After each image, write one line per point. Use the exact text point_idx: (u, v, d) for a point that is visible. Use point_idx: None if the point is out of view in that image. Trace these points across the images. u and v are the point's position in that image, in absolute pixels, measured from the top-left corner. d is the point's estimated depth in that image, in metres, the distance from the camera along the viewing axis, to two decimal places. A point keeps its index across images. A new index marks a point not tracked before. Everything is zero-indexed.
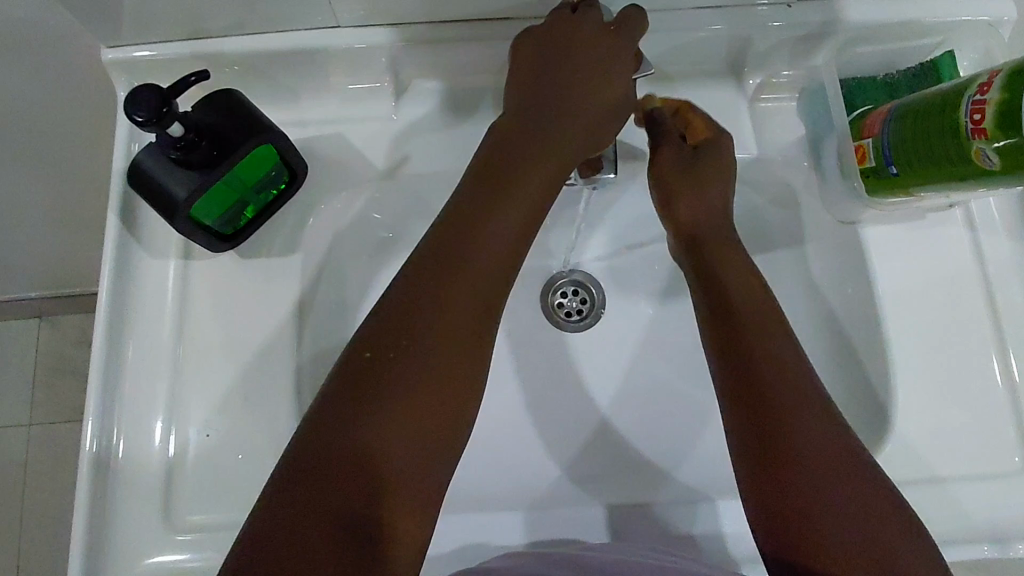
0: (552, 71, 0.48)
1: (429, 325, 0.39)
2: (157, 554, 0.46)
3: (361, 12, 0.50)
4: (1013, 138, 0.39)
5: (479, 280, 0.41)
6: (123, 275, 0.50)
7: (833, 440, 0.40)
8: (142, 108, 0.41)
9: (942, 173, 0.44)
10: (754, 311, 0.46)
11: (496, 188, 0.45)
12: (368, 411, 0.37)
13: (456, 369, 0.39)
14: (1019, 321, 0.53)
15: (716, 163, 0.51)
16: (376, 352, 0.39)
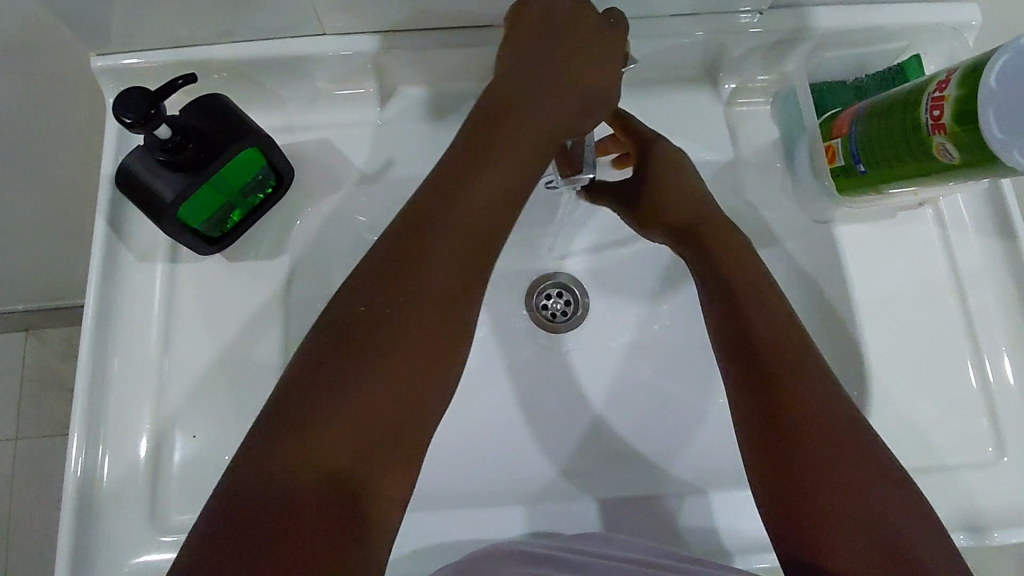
0: (556, 44, 0.45)
1: (412, 285, 0.36)
2: (144, 554, 0.48)
3: (346, 20, 0.51)
4: (973, 133, 0.40)
5: (471, 234, 0.39)
6: (110, 281, 0.51)
7: (848, 441, 0.39)
8: (130, 110, 0.40)
9: (910, 170, 0.45)
10: (762, 307, 0.46)
11: (488, 141, 0.42)
12: (354, 370, 0.34)
13: (440, 332, 0.37)
14: (990, 318, 0.53)
15: (667, 156, 0.53)
16: (370, 305, 0.35)
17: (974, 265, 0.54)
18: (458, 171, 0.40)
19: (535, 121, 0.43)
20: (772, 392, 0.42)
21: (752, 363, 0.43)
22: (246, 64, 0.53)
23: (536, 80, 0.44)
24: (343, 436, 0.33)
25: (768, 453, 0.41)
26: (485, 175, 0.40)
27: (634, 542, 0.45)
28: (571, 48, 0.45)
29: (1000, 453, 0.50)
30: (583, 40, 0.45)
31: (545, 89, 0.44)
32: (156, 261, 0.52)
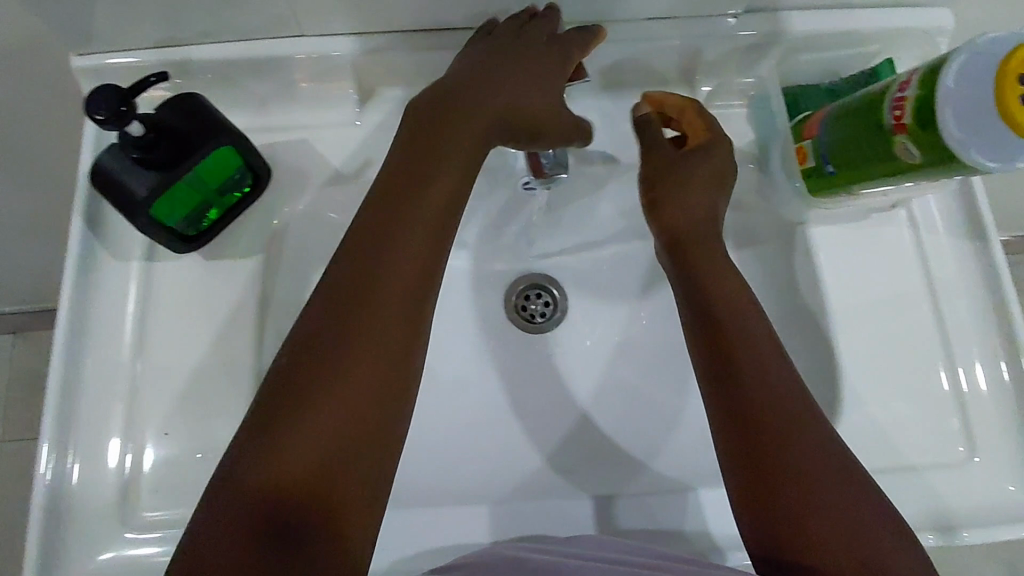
0: (498, 63, 0.47)
1: (370, 314, 0.39)
2: (110, 552, 0.48)
3: (323, 22, 0.52)
4: (931, 133, 0.40)
5: (416, 246, 0.41)
6: (85, 278, 0.51)
7: (802, 448, 0.42)
8: (102, 106, 0.40)
9: (875, 171, 0.45)
10: (749, 326, 0.46)
11: (426, 160, 0.44)
12: (312, 386, 0.37)
13: (395, 342, 0.39)
14: (961, 318, 0.53)
15: (714, 165, 0.51)
16: (320, 329, 0.39)
17: (946, 266, 0.54)
18: (404, 196, 0.42)
19: (474, 134, 0.46)
20: (731, 406, 0.44)
21: (727, 386, 0.44)
22: (224, 65, 0.54)
23: (477, 96, 0.47)
24: (313, 456, 0.36)
25: (740, 468, 0.42)
26: (433, 201, 0.43)
27: (603, 539, 0.46)
28: (516, 65, 0.47)
29: (972, 453, 0.51)
30: (534, 53, 0.48)
31: (487, 102, 0.47)
32: (131, 260, 0.53)
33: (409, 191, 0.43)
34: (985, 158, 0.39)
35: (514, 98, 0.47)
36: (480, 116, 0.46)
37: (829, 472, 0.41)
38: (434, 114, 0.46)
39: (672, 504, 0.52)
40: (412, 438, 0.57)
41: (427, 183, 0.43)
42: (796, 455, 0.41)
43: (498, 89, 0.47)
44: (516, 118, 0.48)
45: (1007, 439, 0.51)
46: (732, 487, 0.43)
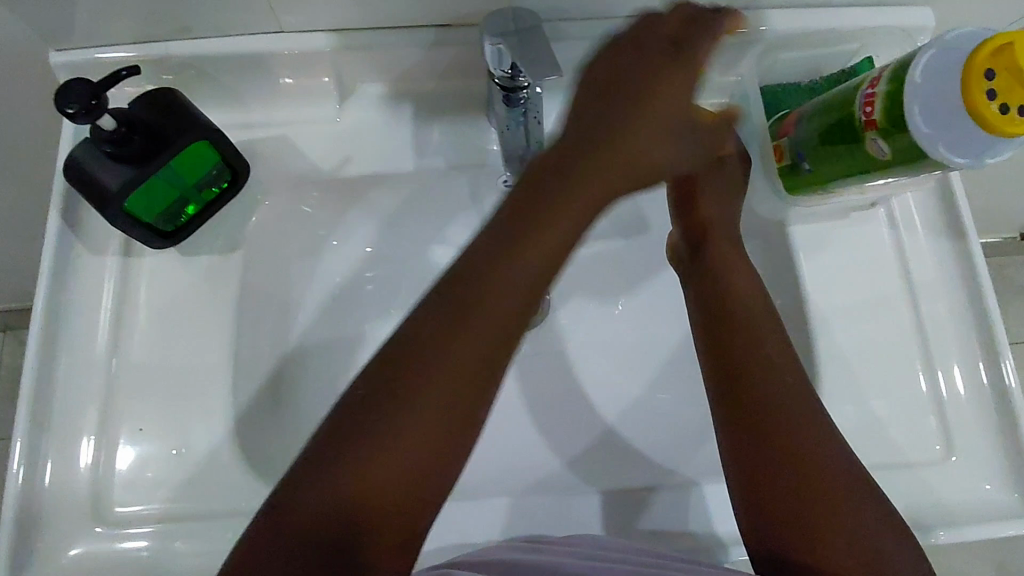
0: (638, 72, 0.43)
1: (451, 345, 0.36)
2: (81, 548, 0.47)
3: (301, 17, 0.52)
4: (900, 129, 0.41)
5: (521, 279, 0.37)
6: (61, 273, 0.51)
7: (838, 480, 0.41)
8: (72, 100, 0.40)
9: (849, 168, 0.45)
10: (765, 343, 0.46)
11: (563, 180, 0.40)
12: (393, 420, 0.35)
13: (476, 385, 0.36)
14: (940, 317, 0.53)
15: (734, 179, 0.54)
16: (406, 353, 0.36)
17: (925, 264, 0.54)
18: (534, 219, 0.38)
19: (614, 155, 0.41)
20: (762, 427, 0.43)
21: (735, 392, 0.45)
22: (202, 60, 0.53)
23: (634, 108, 0.42)
24: (372, 488, 0.34)
25: (756, 484, 0.42)
26: (544, 239, 0.38)
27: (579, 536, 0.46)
28: (654, 77, 0.43)
29: (949, 452, 0.51)
30: (664, 71, 0.43)
31: (632, 118, 0.42)
32: (107, 255, 0.52)
33: (534, 212, 0.39)
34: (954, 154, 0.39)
35: (656, 113, 0.43)
36: (620, 138, 0.42)
37: (851, 503, 0.41)
38: (596, 121, 0.42)
39: (648, 502, 0.52)
40: None
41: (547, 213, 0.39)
42: (833, 488, 0.41)
43: (633, 102, 0.42)
44: (654, 136, 0.43)
45: (983, 438, 0.51)
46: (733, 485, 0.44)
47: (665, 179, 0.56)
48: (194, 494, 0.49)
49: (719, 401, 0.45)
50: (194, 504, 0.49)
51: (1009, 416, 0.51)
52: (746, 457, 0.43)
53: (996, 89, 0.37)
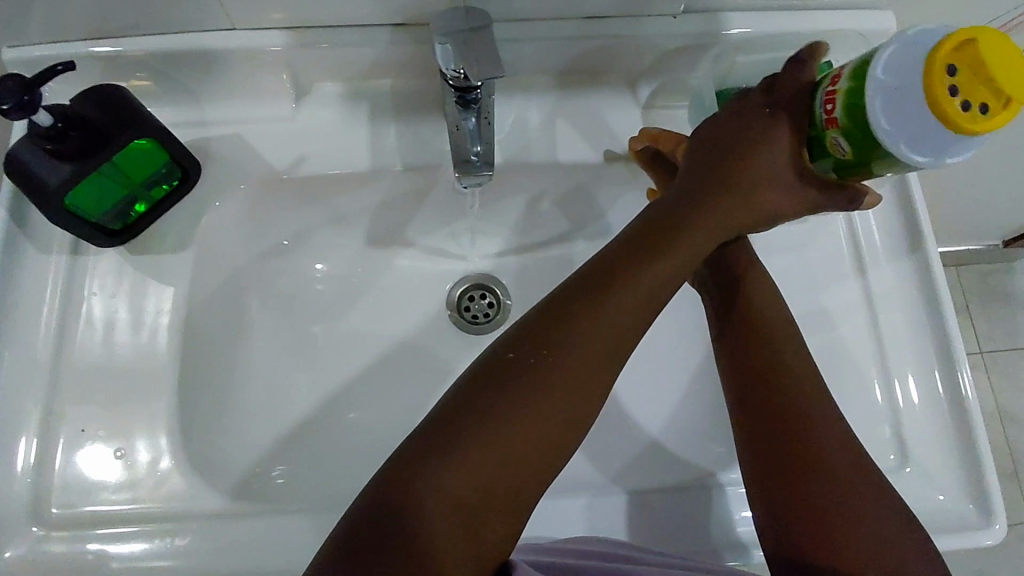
0: (736, 138, 0.46)
1: (552, 371, 0.40)
2: (18, 550, 0.46)
3: (253, 15, 0.51)
4: (856, 129, 0.40)
5: (618, 312, 0.42)
6: (7, 270, 0.51)
7: (855, 484, 0.44)
8: (4, 96, 0.40)
9: (819, 164, 0.45)
10: (787, 349, 0.48)
11: (656, 237, 0.45)
12: (488, 433, 0.39)
13: (569, 409, 0.40)
14: (896, 323, 0.53)
15: (794, 196, 0.46)
16: (507, 368, 0.40)
17: (882, 269, 0.54)
18: (629, 262, 0.44)
19: (689, 207, 0.46)
20: (787, 431, 0.45)
21: (757, 394, 0.47)
22: (153, 57, 0.53)
23: (723, 165, 0.46)
24: (472, 489, 0.38)
25: (775, 485, 0.44)
26: (636, 281, 0.43)
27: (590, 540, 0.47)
28: (745, 139, 0.46)
29: (902, 462, 0.50)
30: (761, 135, 0.46)
31: (736, 180, 0.46)
32: (54, 253, 0.52)
33: (626, 256, 0.44)
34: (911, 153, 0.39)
35: (745, 172, 0.46)
36: (723, 201, 0.46)
37: (866, 508, 0.43)
38: (688, 176, 0.48)
39: (598, 508, 0.51)
40: (343, 438, 0.56)
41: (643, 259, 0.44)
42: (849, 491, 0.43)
43: (744, 157, 0.46)
44: (742, 197, 0.46)
45: (936, 447, 0.51)
46: (752, 486, 0.46)
47: (729, 206, 0.46)
48: (134, 498, 0.48)
49: (741, 402, 0.47)
50: (134, 507, 0.48)
51: (964, 427, 0.51)
52: (773, 457, 0.45)
53: (957, 85, 0.36)
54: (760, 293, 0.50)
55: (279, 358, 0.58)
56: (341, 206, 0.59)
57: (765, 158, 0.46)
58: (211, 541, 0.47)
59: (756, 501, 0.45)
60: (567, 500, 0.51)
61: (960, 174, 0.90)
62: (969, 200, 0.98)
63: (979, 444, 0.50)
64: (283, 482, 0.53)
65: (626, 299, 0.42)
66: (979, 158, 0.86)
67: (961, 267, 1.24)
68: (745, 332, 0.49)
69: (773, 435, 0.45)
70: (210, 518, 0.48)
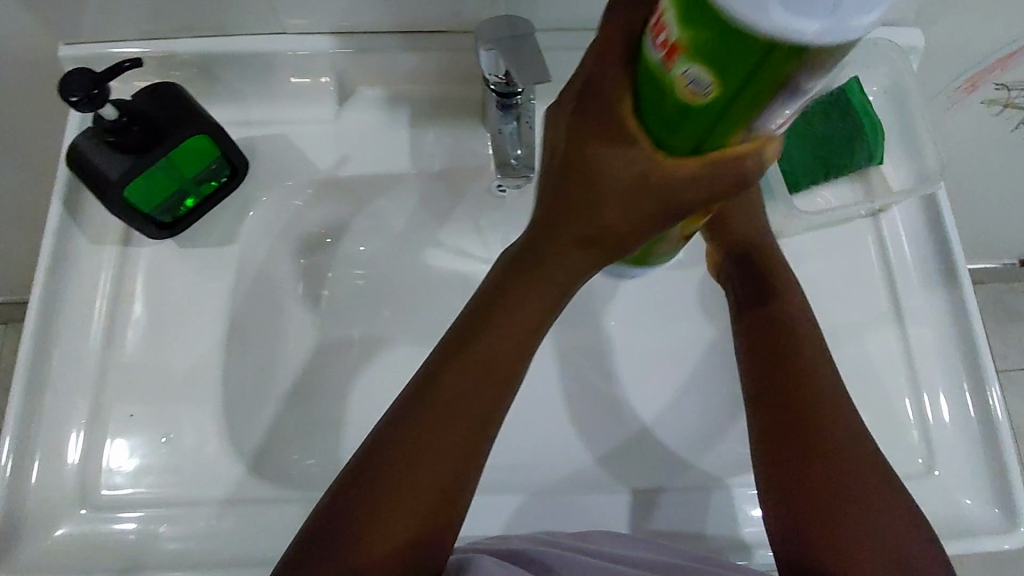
0: (579, 124, 0.36)
1: (448, 401, 0.38)
2: (67, 530, 0.48)
3: (303, 20, 0.54)
4: (698, 37, 0.27)
5: (511, 332, 0.39)
6: (62, 260, 0.53)
7: (864, 470, 0.43)
8: (75, 89, 0.42)
9: (694, 125, 0.31)
10: (800, 329, 0.48)
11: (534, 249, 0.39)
12: (406, 462, 0.37)
13: (481, 421, 0.39)
14: (925, 329, 0.54)
15: (660, 195, 0.35)
16: (420, 397, 0.39)
17: (909, 276, 0.56)
18: (518, 280, 0.39)
19: (554, 213, 0.38)
20: (792, 416, 0.44)
21: (768, 382, 0.46)
22: (205, 58, 0.55)
23: (575, 165, 0.36)
24: (401, 514, 0.36)
25: (780, 480, 0.43)
26: (529, 303, 0.39)
27: (527, 537, 0.45)
28: (586, 128, 0.36)
29: (930, 467, 0.51)
30: (585, 131, 0.36)
31: (587, 183, 0.36)
32: (106, 245, 0.54)
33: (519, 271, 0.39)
34: (806, 19, 0.25)
35: (596, 174, 0.36)
36: (586, 206, 0.36)
37: (871, 495, 0.42)
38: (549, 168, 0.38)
39: (631, 504, 0.52)
40: None
41: (527, 286, 0.39)
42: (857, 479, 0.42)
43: (589, 158, 0.36)
44: (600, 205, 0.36)
45: (964, 453, 0.52)
46: (760, 482, 0.44)
47: (582, 219, 0.37)
48: (180, 482, 0.49)
49: (757, 391, 0.46)
50: (180, 491, 0.49)
51: (991, 435, 0.51)
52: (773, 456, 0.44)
53: None
54: (772, 275, 0.51)
55: (318, 353, 0.59)
56: (379, 205, 0.60)
57: (598, 156, 0.35)
58: (253, 525, 0.49)
59: (764, 494, 0.44)
60: (601, 496, 0.52)
61: (979, 192, 0.91)
62: (988, 220, 0.99)
63: (1007, 451, 0.51)
64: (319, 471, 0.54)
65: (513, 319, 0.39)
66: (998, 176, 0.87)
67: (978, 286, 1.24)
68: (756, 322, 0.49)
69: (772, 434, 0.44)
70: (253, 502, 0.49)
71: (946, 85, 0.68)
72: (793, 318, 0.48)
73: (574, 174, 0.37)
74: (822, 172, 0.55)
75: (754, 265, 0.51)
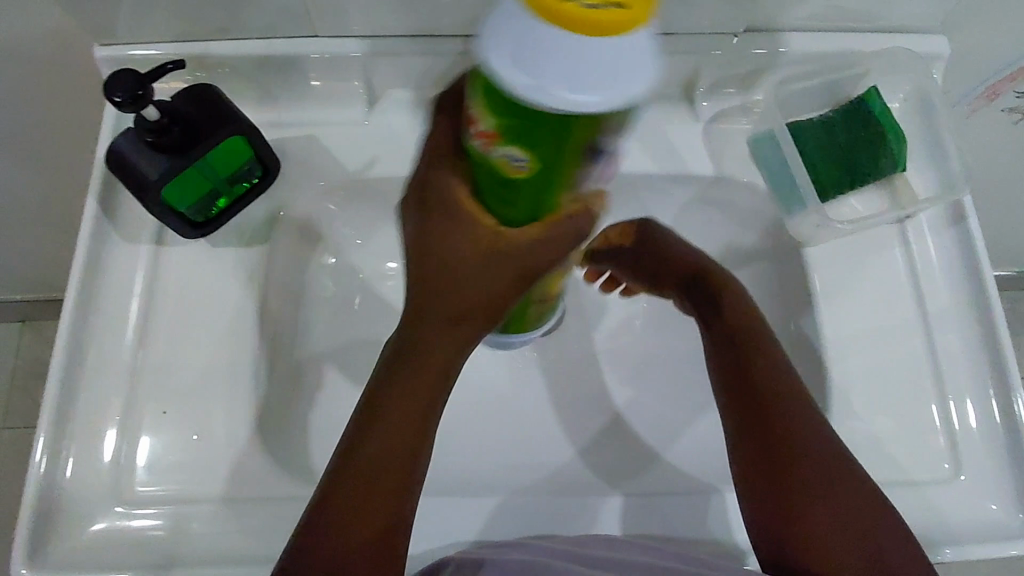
0: (431, 205, 0.39)
1: (378, 445, 0.41)
2: (101, 525, 0.48)
3: (337, 23, 0.54)
4: (508, 124, 0.31)
5: (423, 382, 0.41)
6: (97, 258, 0.53)
7: (839, 470, 0.45)
8: (120, 90, 0.42)
9: (529, 193, 0.34)
10: (763, 344, 0.50)
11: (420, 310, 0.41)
12: (349, 501, 0.40)
13: (411, 458, 0.41)
14: (950, 335, 0.55)
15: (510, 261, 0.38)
16: (354, 443, 0.41)
17: (934, 283, 0.56)
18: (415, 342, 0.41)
19: (428, 282, 0.40)
20: (767, 428, 0.46)
21: (741, 399, 0.48)
22: (239, 59, 0.56)
23: (437, 239, 0.39)
24: (359, 543, 0.39)
25: (762, 494, 0.45)
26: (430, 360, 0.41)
27: (532, 542, 0.46)
28: (435, 208, 0.39)
29: (957, 472, 0.51)
30: (439, 207, 0.39)
31: (447, 254, 0.39)
32: (140, 243, 0.54)
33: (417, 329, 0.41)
34: (581, 94, 0.28)
35: (454, 247, 0.39)
36: (453, 274, 0.39)
37: (844, 494, 0.44)
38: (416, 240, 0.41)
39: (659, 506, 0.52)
40: None
41: (424, 344, 0.41)
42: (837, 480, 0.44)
43: (443, 233, 0.39)
44: (461, 273, 0.39)
45: (990, 458, 0.52)
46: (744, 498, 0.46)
47: (447, 287, 0.40)
48: (213, 479, 0.49)
49: (731, 407, 0.48)
50: (212, 488, 0.49)
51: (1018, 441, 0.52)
52: (754, 462, 0.46)
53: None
54: (732, 294, 0.53)
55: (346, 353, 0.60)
56: None
57: (449, 230, 0.39)
58: (284, 523, 0.49)
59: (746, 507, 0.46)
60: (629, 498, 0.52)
61: (996, 200, 0.92)
62: (1005, 227, 0.99)
63: None
64: None
65: (421, 372, 0.41)
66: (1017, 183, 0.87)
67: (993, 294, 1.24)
68: (726, 344, 0.51)
69: (747, 428, 0.47)
70: (284, 500, 0.49)
71: (968, 92, 0.69)
72: (755, 334, 0.50)
73: (436, 248, 0.39)
74: (848, 179, 0.56)
75: (711, 286, 0.54)
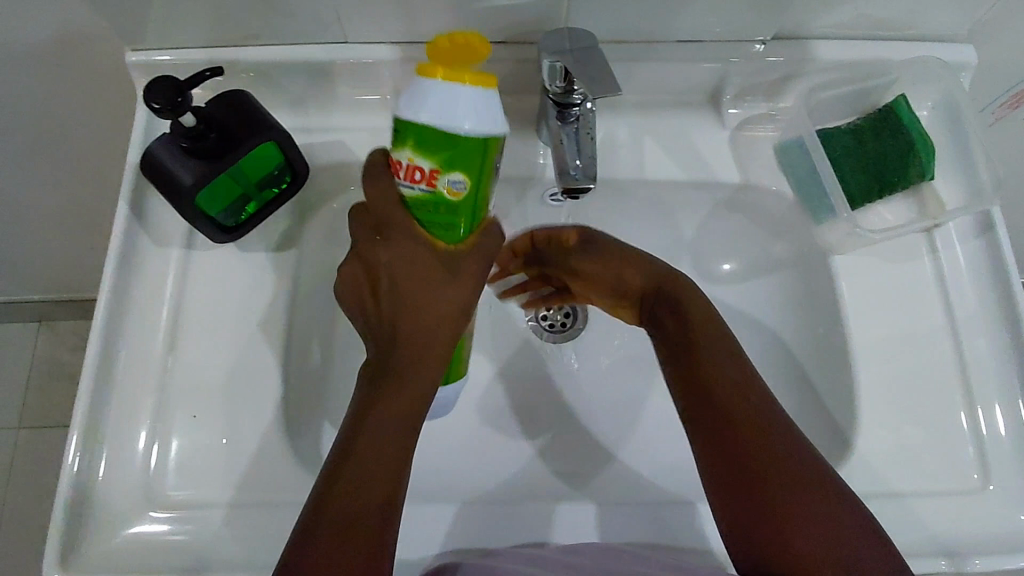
0: (381, 243, 0.41)
1: (356, 469, 0.39)
2: (134, 527, 0.48)
3: (367, 30, 0.54)
4: (445, 151, 0.36)
5: (406, 401, 0.41)
6: (128, 262, 0.54)
7: (810, 482, 0.42)
8: (159, 96, 0.43)
9: (471, 211, 0.39)
10: (718, 348, 0.47)
11: (389, 333, 0.42)
12: (323, 528, 0.38)
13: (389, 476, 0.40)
14: (977, 344, 0.55)
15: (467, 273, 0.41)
16: (332, 472, 0.39)
17: (961, 292, 0.56)
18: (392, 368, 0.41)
19: (399, 312, 0.41)
20: (730, 444, 0.44)
21: (701, 415, 0.45)
22: (268, 65, 0.56)
23: (399, 273, 0.41)
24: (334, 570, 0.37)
25: (738, 518, 0.42)
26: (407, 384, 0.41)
27: (561, 548, 0.46)
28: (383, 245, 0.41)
29: (986, 481, 0.51)
30: (390, 245, 0.41)
31: (408, 282, 0.41)
32: (171, 248, 0.55)
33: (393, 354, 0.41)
34: (461, 120, 0.35)
35: (412, 273, 0.41)
36: (418, 299, 0.41)
37: (815, 508, 0.41)
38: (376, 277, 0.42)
39: None
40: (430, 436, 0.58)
41: (400, 371, 0.41)
42: (808, 493, 0.41)
43: (400, 264, 0.41)
44: (426, 298, 0.41)
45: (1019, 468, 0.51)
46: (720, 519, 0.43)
47: (412, 309, 0.41)
48: (241, 484, 0.50)
49: (695, 424, 0.46)
50: (241, 491, 0.49)
51: None
52: (724, 482, 0.43)
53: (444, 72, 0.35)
54: (687, 300, 0.50)
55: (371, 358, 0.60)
56: None
57: (400, 258, 0.41)
58: None
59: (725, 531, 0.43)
60: None
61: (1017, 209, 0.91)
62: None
63: None
64: None
65: (400, 394, 0.41)
66: None
67: None
68: (683, 355, 0.48)
69: (713, 446, 0.44)
70: None
71: (992, 100, 0.68)
72: (709, 344, 0.47)
73: (398, 283, 0.41)
74: (877, 187, 0.56)
75: (669, 292, 0.50)
